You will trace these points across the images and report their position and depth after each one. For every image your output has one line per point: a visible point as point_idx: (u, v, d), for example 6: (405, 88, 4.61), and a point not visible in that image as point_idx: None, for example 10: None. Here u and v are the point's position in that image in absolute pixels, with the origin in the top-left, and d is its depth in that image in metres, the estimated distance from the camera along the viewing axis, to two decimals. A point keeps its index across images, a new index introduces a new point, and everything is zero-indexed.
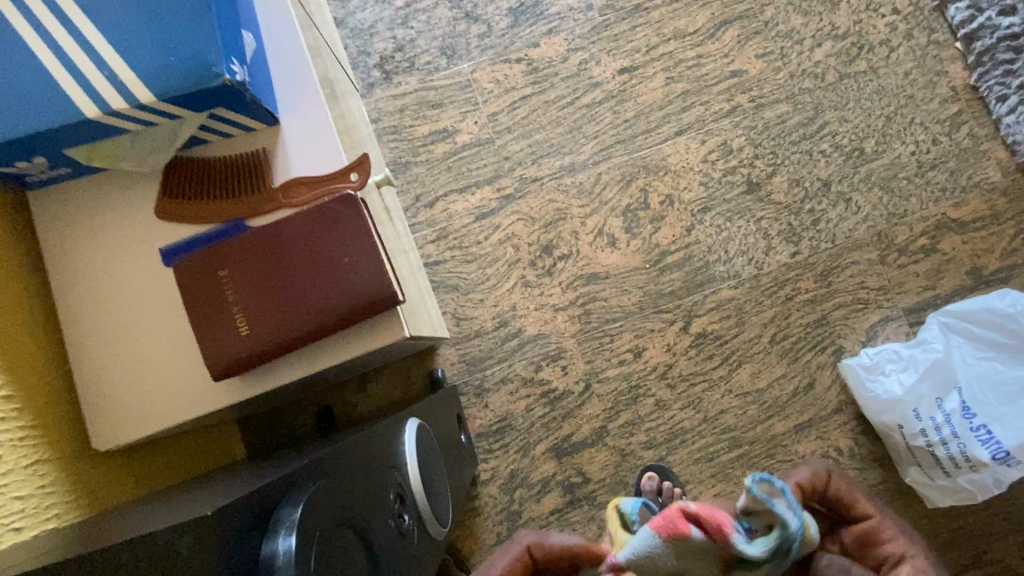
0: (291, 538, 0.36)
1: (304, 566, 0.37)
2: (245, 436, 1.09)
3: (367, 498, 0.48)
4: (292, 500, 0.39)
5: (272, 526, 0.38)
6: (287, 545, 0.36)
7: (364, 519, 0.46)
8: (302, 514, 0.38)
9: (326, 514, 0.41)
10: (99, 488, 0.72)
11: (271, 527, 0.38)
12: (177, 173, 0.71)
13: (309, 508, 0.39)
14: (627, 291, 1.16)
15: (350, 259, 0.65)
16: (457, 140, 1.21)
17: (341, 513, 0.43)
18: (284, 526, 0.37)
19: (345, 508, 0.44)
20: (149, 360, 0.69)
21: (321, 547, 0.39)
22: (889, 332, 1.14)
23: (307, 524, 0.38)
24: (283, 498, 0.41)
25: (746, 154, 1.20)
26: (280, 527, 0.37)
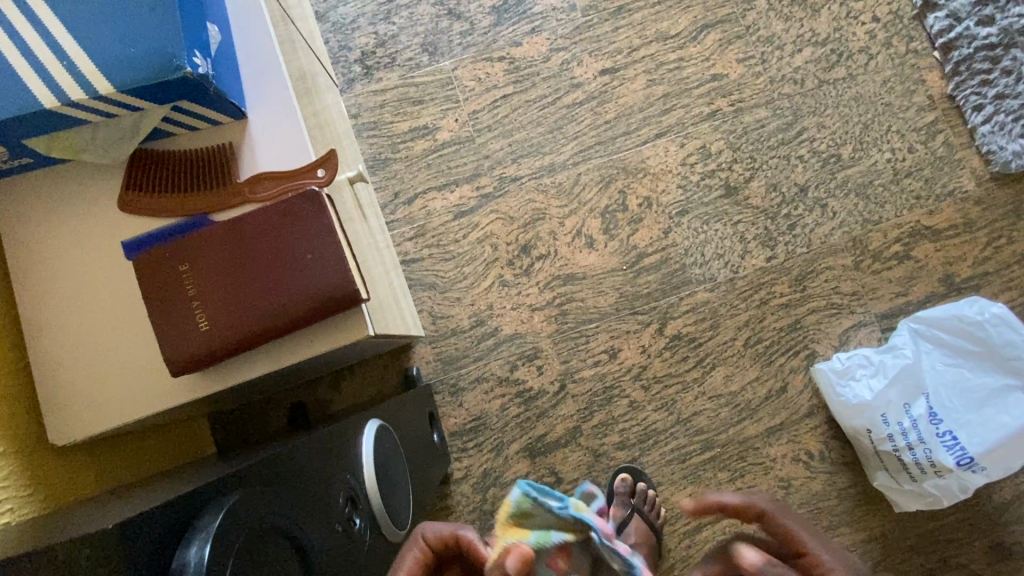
0: (205, 548, 0.36)
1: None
2: (216, 432, 1.08)
3: (308, 504, 0.48)
4: (214, 508, 0.39)
5: (189, 535, 0.37)
6: (199, 555, 0.35)
7: (300, 527, 0.46)
8: (221, 524, 0.38)
9: (252, 524, 0.40)
10: (58, 483, 0.70)
11: (188, 536, 0.37)
12: (141, 166, 0.70)
13: (229, 518, 0.38)
14: (604, 292, 1.16)
15: (312, 255, 0.65)
16: (437, 137, 1.20)
17: (269, 524, 0.42)
18: (200, 534, 0.37)
19: (275, 517, 0.43)
20: (109, 354, 0.68)
21: (240, 560, 0.38)
22: (862, 337, 1.16)
23: (226, 535, 0.38)
24: (215, 499, 0.40)
25: (725, 158, 1.21)
26: (196, 536, 0.37)
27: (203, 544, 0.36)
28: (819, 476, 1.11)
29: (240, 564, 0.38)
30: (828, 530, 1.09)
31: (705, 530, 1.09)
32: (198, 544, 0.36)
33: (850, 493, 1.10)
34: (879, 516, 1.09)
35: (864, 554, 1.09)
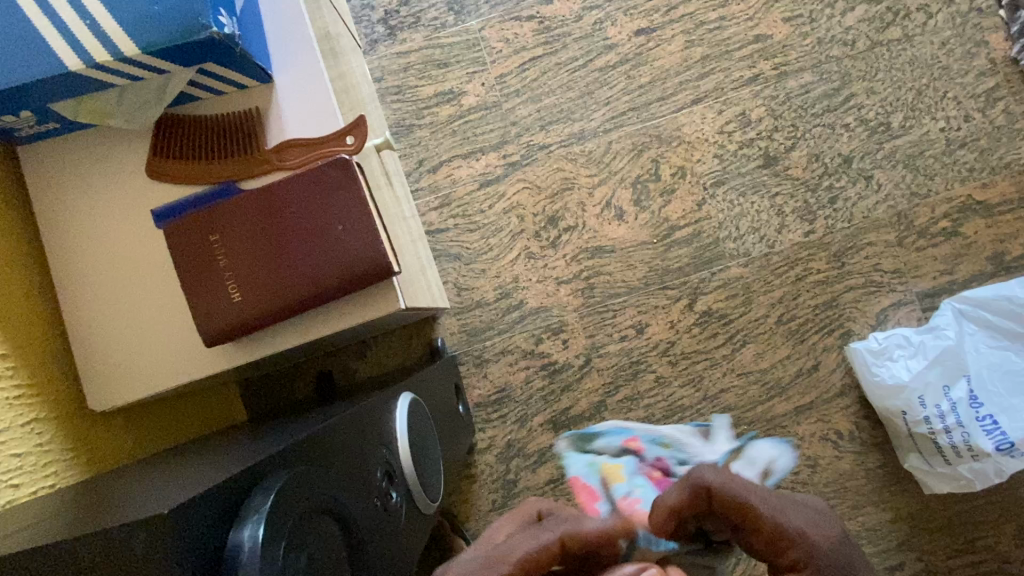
0: (260, 529, 0.35)
1: (270, 558, 0.36)
2: (246, 397, 1.10)
3: (348, 479, 0.48)
4: (265, 487, 0.38)
5: (242, 514, 0.37)
6: (254, 535, 0.35)
7: (344, 504, 0.46)
8: (274, 504, 0.37)
9: (301, 502, 0.40)
10: (99, 447, 0.72)
11: (239, 515, 0.37)
12: (169, 132, 0.69)
13: (281, 497, 0.38)
14: (632, 266, 1.13)
15: (343, 228, 0.63)
16: (462, 102, 1.16)
17: (318, 501, 0.42)
18: (253, 515, 0.36)
19: (324, 495, 0.43)
20: (145, 322, 0.69)
21: (293, 538, 0.39)
22: (901, 316, 1.11)
23: (279, 514, 0.37)
24: (264, 477, 0.40)
25: (765, 126, 1.15)
26: (249, 516, 0.36)
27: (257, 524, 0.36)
28: (848, 456, 1.09)
29: (294, 541, 0.39)
30: (853, 509, 1.09)
31: None
32: (252, 523, 0.36)
33: (878, 474, 1.09)
34: (907, 497, 1.08)
35: (890, 534, 1.08)
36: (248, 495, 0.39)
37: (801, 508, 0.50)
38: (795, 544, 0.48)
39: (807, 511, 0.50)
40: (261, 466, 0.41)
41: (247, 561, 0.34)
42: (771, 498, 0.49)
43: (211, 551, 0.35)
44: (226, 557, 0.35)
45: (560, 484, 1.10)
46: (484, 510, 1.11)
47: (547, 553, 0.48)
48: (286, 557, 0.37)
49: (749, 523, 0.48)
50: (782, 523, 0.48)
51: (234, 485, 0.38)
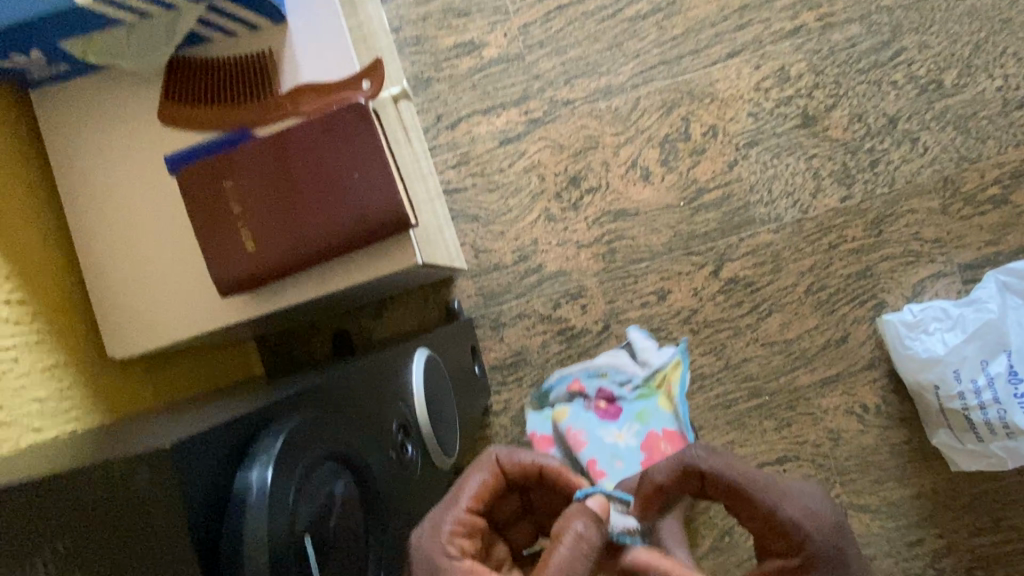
0: (267, 471, 0.35)
1: (278, 500, 0.35)
2: (263, 353, 1.11)
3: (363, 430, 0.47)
4: (274, 431, 0.38)
5: (250, 456, 0.37)
6: (262, 477, 0.35)
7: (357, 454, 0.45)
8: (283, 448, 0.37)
9: (313, 448, 0.40)
10: (119, 394, 0.72)
11: (247, 458, 0.37)
12: (180, 76, 0.67)
13: (290, 441, 0.38)
14: (657, 230, 1.09)
15: (359, 176, 0.61)
16: (484, 54, 1.11)
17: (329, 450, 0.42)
18: (261, 457, 0.36)
19: (337, 444, 0.42)
20: (161, 270, 0.68)
21: (303, 484, 0.38)
22: (939, 288, 1.06)
23: (286, 459, 0.37)
24: (273, 420, 0.39)
25: (805, 82, 1.08)
26: (257, 458, 0.36)
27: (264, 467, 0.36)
28: (873, 430, 1.06)
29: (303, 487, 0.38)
30: (874, 484, 1.06)
31: None
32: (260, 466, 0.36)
33: (903, 449, 1.06)
34: (932, 474, 1.05)
35: (911, 509, 1.05)
36: (256, 437, 0.38)
37: (794, 491, 0.52)
38: (791, 533, 0.51)
39: (806, 496, 0.52)
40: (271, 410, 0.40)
41: (254, 502, 0.34)
42: (766, 482, 0.53)
43: (218, 492, 0.35)
44: (233, 497, 0.35)
45: None
46: None
47: (490, 486, 0.51)
48: (295, 501, 0.37)
49: (738, 502, 0.53)
50: (775, 507, 0.52)
51: (240, 427, 0.37)
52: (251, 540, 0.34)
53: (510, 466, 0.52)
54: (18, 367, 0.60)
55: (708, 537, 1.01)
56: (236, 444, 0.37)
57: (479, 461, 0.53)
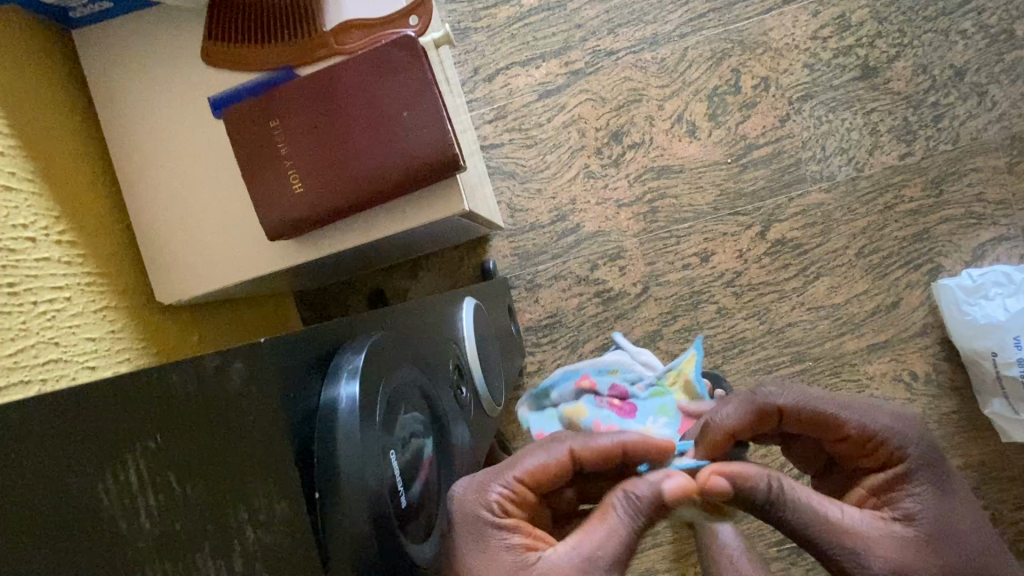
0: (353, 385, 0.33)
1: (368, 415, 0.34)
2: (299, 310, 1.11)
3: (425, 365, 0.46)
4: (353, 350, 0.37)
5: (331, 372, 0.35)
6: (351, 392, 0.33)
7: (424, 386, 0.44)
8: (366, 363, 0.35)
9: (391, 370, 0.38)
10: (167, 340, 0.72)
11: (330, 374, 0.35)
12: (223, 12, 0.65)
13: (371, 359, 0.36)
14: (701, 189, 1.05)
15: (409, 114, 0.59)
16: (524, 3, 1.06)
17: (404, 376, 0.40)
18: (345, 373, 0.34)
19: (409, 372, 0.41)
20: (209, 213, 0.67)
21: (385, 405, 0.36)
22: (1001, 253, 1.00)
23: (369, 379, 0.35)
24: (351, 340, 0.38)
25: (867, 31, 1.02)
26: (340, 374, 0.34)
27: (349, 382, 0.34)
28: (921, 398, 1.03)
29: (386, 408, 0.37)
30: None
31: None
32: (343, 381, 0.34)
33: (952, 419, 1.02)
34: (981, 445, 1.01)
35: (958, 481, 1.02)
36: (334, 355, 0.37)
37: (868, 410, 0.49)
38: (885, 444, 0.48)
39: (881, 410, 0.49)
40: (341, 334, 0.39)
41: (345, 412, 0.32)
42: (842, 403, 0.49)
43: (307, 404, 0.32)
44: (319, 412, 0.32)
45: None
46: (531, 432, 1.10)
47: (558, 464, 0.47)
48: (381, 421, 0.35)
49: (825, 430, 0.50)
50: (860, 424, 0.48)
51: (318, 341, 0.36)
52: (346, 453, 0.31)
53: (585, 453, 0.47)
54: (71, 306, 0.60)
55: None
56: (318, 357, 0.35)
57: (550, 440, 0.49)
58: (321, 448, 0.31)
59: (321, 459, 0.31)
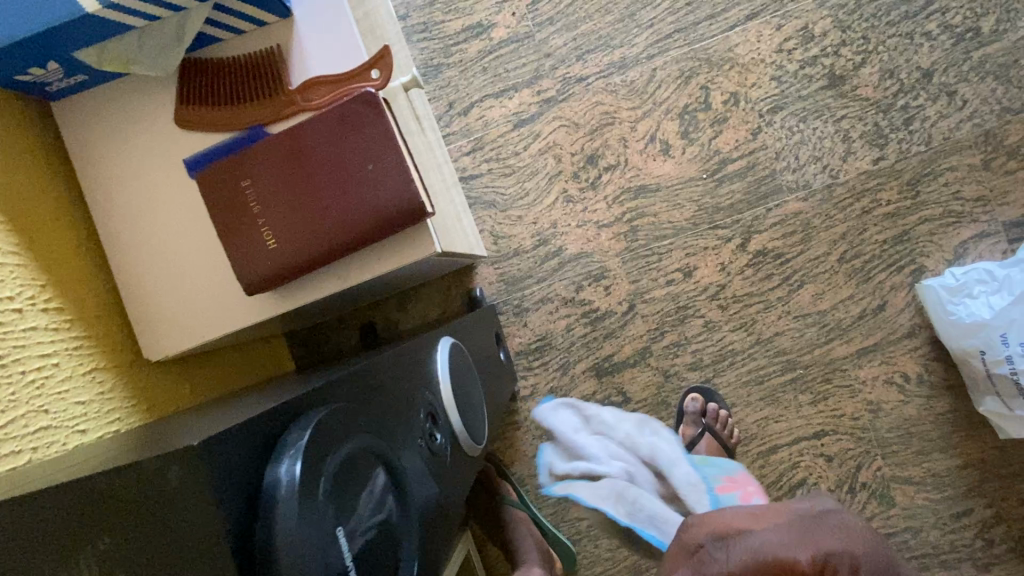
0: (297, 464, 0.35)
1: (307, 493, 0.35)
2: (292, 349, 1.13)
3: (389, 420, 0.47)
4: (301, 424, 0.38)
5: (278, 451, 0.36)
6: (292, 472, 0.34)
7: (388, 443, 0.45)
8: (312, 438, 0.37)
9: (342, 439, 0.40)
10: (157, 395, 0.74)
11: (276, 454, 0.36)
12: (193, 78, 0.67)
13: (319, 431, 0.38)
14: (679, 205, 1.06)
15: (373, 167, 0.61)
16: (493, 36, 1.09)
17: (359, 440, 0.42)
18: (289, 452, 0.36)
19: (365, 433, 0.43)
20: (189, 273, 0.69)
21: (333, 476, 0.38)
22: (983, 249, 1.01)
23: (315, 450, 0.37)
24: (305, 412, 0.40)
25: (831, 40, 1.03)
26: (285, 453, 0.36)
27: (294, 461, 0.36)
28: (915, 399, 1.02)
29: (332, 477, 0.38)
30: (919, 456, 1.02)
31: (781, 452, 1.05)
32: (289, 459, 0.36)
33: (947, 419, 1.02)
34: (980, 443, 1.01)
35: (958, 480, 1.01)
36: (285, 432, 0.38)
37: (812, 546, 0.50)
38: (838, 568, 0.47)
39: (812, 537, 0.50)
40: (295, 404, 0.40)
41: (284, 495, 0.34)
42: (783, 540, 0.50)
43: (248, 488, 0.34)
44: (261, 495, 0.34)
45: None
46: (529, 456, 1.10)
47: None
48: (326, 495, 0.37)
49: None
50: (811, 552, 0.48)
51: (270, 421, 0.37)
52: (285, 536, 0.33)
53: None
54: (60, 372, 0.62)
55: None
56: (265, 439, 0.36)
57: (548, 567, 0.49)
58: (262, 530, 0.33)
59: (261, 543, 0.33)
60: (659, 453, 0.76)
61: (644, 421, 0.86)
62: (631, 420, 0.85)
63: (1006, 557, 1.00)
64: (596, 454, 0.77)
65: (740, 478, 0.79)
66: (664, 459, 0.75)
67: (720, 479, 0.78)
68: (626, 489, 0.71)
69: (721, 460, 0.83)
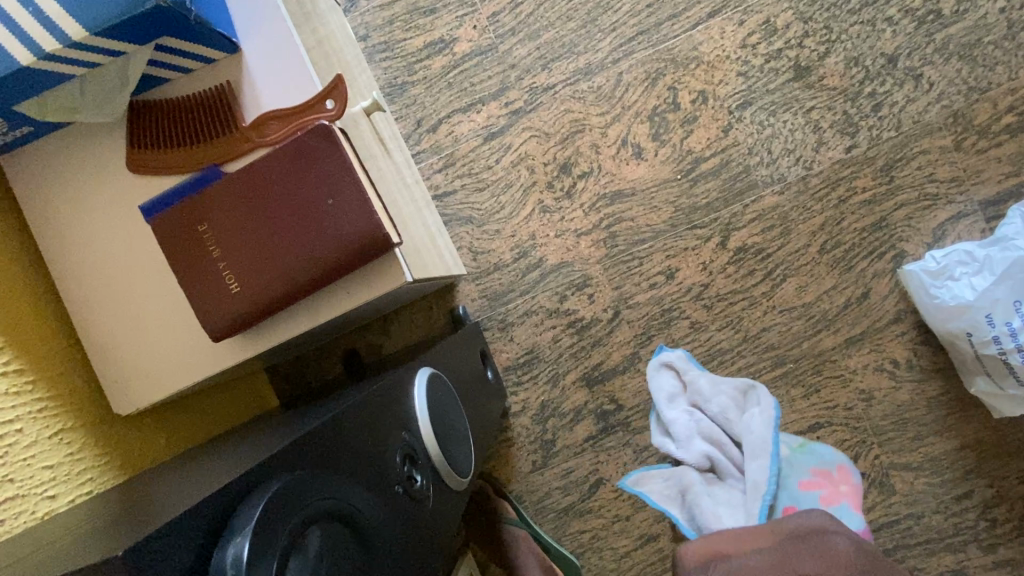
0: (244, 547, 0.34)
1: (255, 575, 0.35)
2: (275, 382, 1.11)
3: (356, 474, 0.46)
4: (254, 499, 0.37)
5: (228, 530, 0.36)
6: (238, 556, 0.34)
7: (354, 501, 0.45)
8: (263, 516, 0.36)
9: (300, 508, 0.39)
10: (133, 450, 0.72)
11: (226, 533, 0.36)
12: (142, 121, 0.65)
13: (272, 506, 0.37)
14: (656, 208, 1.05)
15: (334, 201, 0.59)
16: (456, 50, 1.08)
17: (321, 506, 0.41)
18: (236, 532, 0.35)
19: (328, 498, 0.42)
20: (152, 323, 0.67)
21: (287, 549, 0.38)
22: (962, 229, 1.00)
23: (267, 527, 0.36)
24: (260, 485, 0.39)
25: (794, 32, 1.03)
26: (234, 535, 0.35)
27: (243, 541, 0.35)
28: (906, 385, 1.02)
29: (288, 550, 0.38)
30: (915, 441, 1.02)
31: None
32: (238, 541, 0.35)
33: (941, 402, 1.01)
34: (974, 424, 1.00)
35: (956, 462, 1.01)
36: (239, 507, 0.37)
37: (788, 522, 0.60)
38: None
39: None
40: (251, 474, 0.39)
41: None
42: None
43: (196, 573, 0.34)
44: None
45: (598, 440, 1.07)
46: (525, 471, 1.09)
47: None
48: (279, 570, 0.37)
49: None
50: None
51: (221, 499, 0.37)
52: None
53: None
54: (25, 438, 0.61)
55: None
56: (216, 520, 0.36)
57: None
58: None
59: None
60: (748, 440, 0.67)
61: (749, 390, 0.72)
62: (737, 388, 0.74)
63: (1010, 537, 0.99)
64: (683, 433, 0.73)
65: (836, 475, 0.67)
66: (749, 446, 0.66)
67: (808, 472, 0.67)
68: (692, 486, 0.68)
69: (823, 449, 0.70)
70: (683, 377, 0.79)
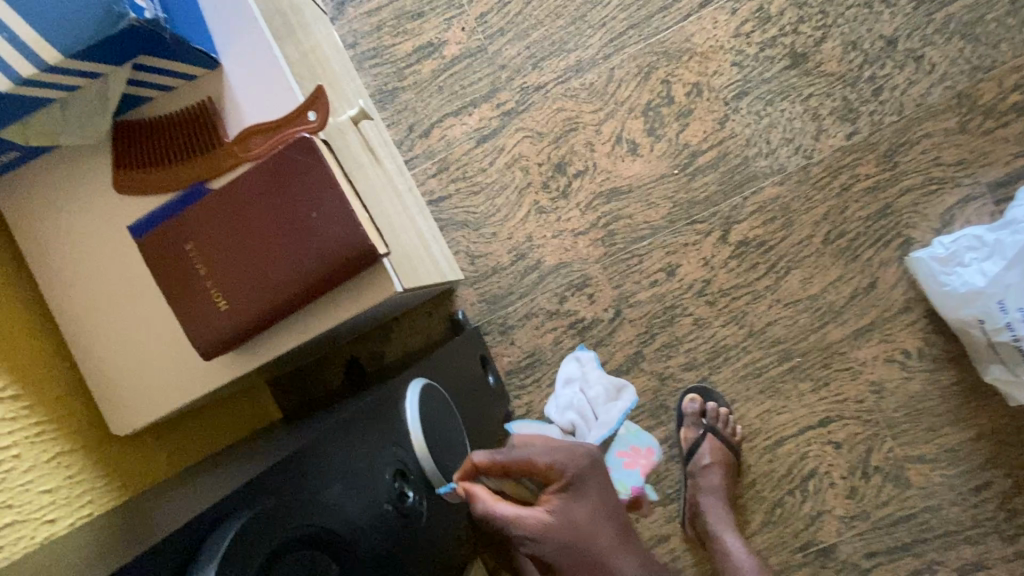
0: None
1: None
2: (277, 394, 1.10)
3: (337, 497, 0.46)
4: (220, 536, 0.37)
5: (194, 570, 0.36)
6: None
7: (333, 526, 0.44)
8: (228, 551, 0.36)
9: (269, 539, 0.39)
10: (132, 470, 0.72)
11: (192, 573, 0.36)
12: (124, 141, 0.64)
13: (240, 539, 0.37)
14: (654, 204, 1.03)
15: (317, 214, 0.58)
16: (445, 54, 1.07)
17: (294, 534, 0.41)
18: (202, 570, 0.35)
19: (303, 525, 0.42)
20: (144, 342, 0.67)
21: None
22: (970, 214, 0.97)
23: None
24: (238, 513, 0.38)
25: (789, 19, 1.01)
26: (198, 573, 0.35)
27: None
28: (918, 375, 0.99)
29: None
30: (929, 432, 0.99)
31: (788, 444, 1.02)
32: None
33: (954, 392, 0.98)
34: (990, 413, 0.98)
35: (972, 453, 0.98)
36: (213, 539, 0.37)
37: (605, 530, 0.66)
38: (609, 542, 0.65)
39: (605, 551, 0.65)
40: None
41: None
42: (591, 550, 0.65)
43: None
44: None
45: None
46: None
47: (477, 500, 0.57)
48: None
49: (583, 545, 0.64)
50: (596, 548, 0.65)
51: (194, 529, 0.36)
52: None
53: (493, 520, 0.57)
54: (24, 463, 0.60)
55: (759, 511, 1.02)
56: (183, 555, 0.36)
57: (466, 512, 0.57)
58: None
59: None
60: (602, 415, 0.97)
61: (623, 386, 1.00)
62: (613, 385, 1.00)
63: None
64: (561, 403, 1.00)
65: (644, 451, 1.00)
66: (603, 420, 0.96)
67: (626, 447, 1.00)
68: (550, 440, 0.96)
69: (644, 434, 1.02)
70: (585, 372, 1.02)
